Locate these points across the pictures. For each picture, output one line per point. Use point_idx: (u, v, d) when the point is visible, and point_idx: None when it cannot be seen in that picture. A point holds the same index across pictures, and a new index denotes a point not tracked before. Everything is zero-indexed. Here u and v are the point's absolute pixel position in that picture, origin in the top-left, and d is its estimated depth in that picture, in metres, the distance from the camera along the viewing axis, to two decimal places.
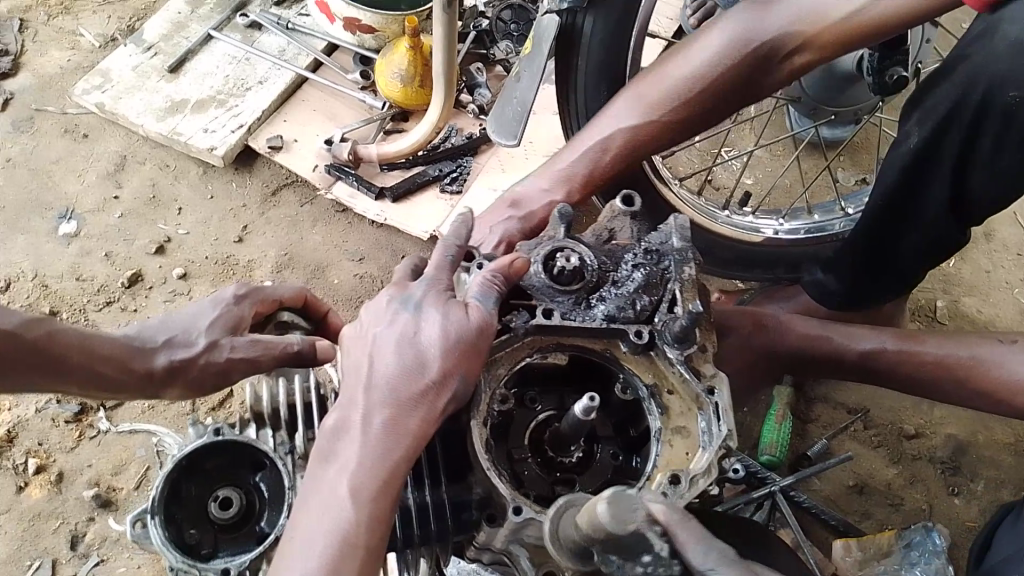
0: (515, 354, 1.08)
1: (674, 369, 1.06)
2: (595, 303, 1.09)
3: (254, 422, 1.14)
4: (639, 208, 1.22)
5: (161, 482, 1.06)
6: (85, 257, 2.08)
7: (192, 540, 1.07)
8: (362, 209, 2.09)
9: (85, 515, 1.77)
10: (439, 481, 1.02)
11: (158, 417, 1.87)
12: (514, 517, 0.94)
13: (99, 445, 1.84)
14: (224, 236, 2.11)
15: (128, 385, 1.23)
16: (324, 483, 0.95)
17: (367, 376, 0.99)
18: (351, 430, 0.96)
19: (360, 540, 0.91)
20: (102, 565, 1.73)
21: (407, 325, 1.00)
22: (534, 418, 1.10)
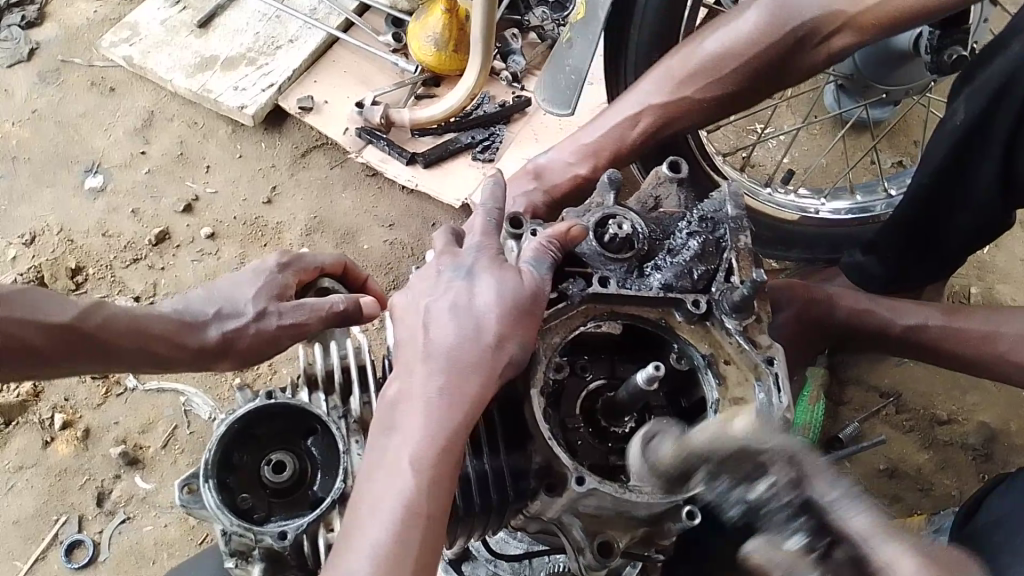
0: (570, 323, 1.03)
1: (731, 338, 1.01)
2: (648, 271, 1.06)
3: (306, 387, 1.08)
4: (686, 175, 1.18)
5: (213, 444, 0.99)
6: (112, 213, 2.05)
7: (245, 506, 0.99)
8: (393, 173, 2.06)
9: (112, 472, 1.76)
10: (498, 449, 0.99)
11: (186, 377, 1.86)
12: (578, 487, 0.92)
13: (126, 403, 1.83)
14: (253, 196, 2.08)
15: (182, 361, 1.22)
16: (383, 452, 0.93)
17: (424, 346, 0.97)
18: (408, 399, 0.95)
19: (423, 507, 0.90)
20: (128, 522, 1.72)
21: (461, 293, 0.99)
22: (585, 387, 1.05)
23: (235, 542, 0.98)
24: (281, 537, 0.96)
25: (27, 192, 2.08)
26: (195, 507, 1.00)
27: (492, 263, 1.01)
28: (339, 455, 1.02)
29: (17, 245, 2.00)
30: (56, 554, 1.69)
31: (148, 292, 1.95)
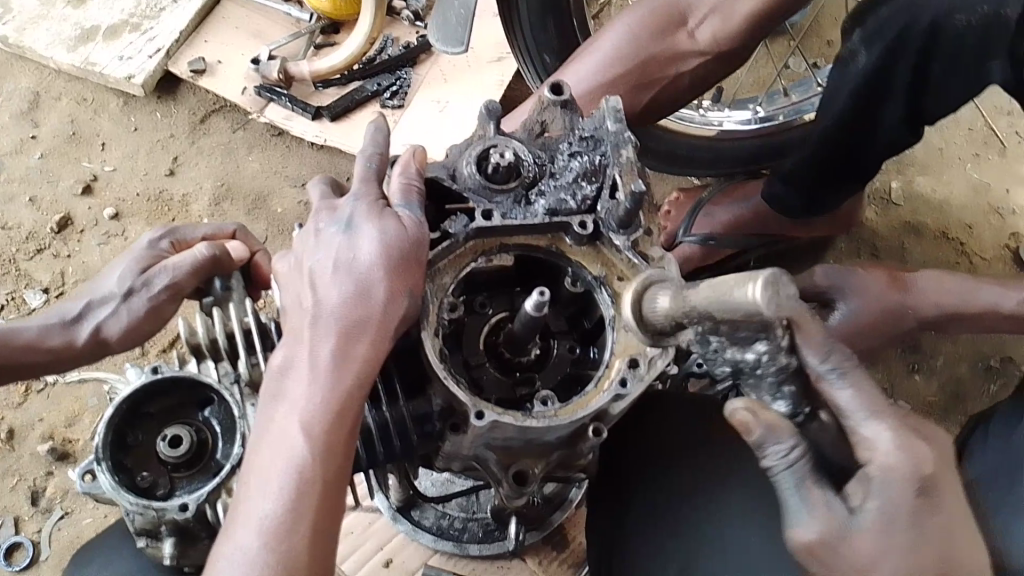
0: (459, 262, 1.05)
1: (622, 255, 1.05)
2: (534, 198, 1.07)
3: (194, 356, 1.03)
4: (569, 98, 1.15)
5: (102, 427, 0.95)
6: (8, 204, 1.95)
7: (145, 484, 0.97)
8: (299, 131, 1.99)
9: (43, 470, 1.72)
10: (397, 395, 1.01)
11: (107, 365, 1.81)
12: (478, 423, 0.94)
13: (48, 399, 1.77)
14: (155, 169, 2.00)
15: (65, 360, 1.24)
16: (274, 422, 0.90)
17: (310, 309, 0.94)
18: (298, 364, 0.91)
19: (317, 475, 0.87)
20: (67, 518, 1.69)
21: (344, 248, 0.95)
22: (486, 323, 1.10)
23: (140, 523, 0.95)
24: (184, 509, 0.94)
25: None
26: (98, 492, 0.96)
27: (376, 211, 0.96)
28: (236, 420, 0.99)
29: None
30: None
31: (56, 282, 1.87)
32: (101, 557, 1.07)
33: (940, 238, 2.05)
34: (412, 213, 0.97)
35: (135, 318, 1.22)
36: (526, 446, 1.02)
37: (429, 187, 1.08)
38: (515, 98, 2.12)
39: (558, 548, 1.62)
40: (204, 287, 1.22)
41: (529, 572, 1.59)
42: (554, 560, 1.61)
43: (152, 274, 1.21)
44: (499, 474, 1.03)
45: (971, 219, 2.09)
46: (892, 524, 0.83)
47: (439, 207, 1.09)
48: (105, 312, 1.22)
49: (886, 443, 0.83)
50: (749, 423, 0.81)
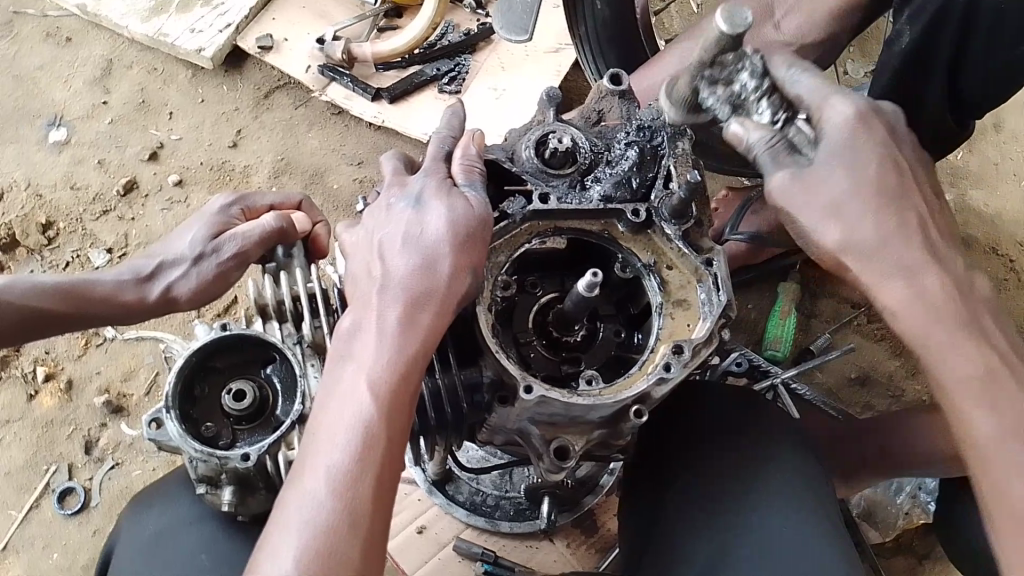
0: (514, 241, 1.08)
1: (672, 244, 1.07)
2: (589, 184, 1.10)
3: (259, 317, 1.10)
4: (627, 88, 1.19)
5: (173, 377, 1.01)
6: (78, 165, 2.03)
7: (209, 434, 1.02)
8: (359, 110, 2.04)
9: (98, 421, 1.80)
10: (449, 364, 1.05)
11: (163, 325, 1.88)
12: (527, 397, 0.99)
13: (106, 353, 1.85)
14: (218, 140, 2.06)
15: (133, 314, 1.31)
16: (340, 380, 0.95)
17: (379, 278, 0.98)
18: (365, 328, 0.96)
19: (380, 431, 0.91)
20: (118, 468, 1.76)
21: (413, 222, 1.00)
22: (536, 302, 1.13)
23: (203, 470, 1.01)
24: (246, 459, 0.99)
25: None
26: (163, 439, 1.02)
27: (448, 190, 1.01)
28: (297, 379, 1.05)
29: None
30: (49, 502, 1.74)
31: (119, 243, 1.95)
32: (159, 502, 1.13)
33: (990, 254, 2.03)
34: (477, 194, 1.01)
35: (201, 283, 1.28)
36: (570, 421, 1.06)
37: (488, 168, 1.12)
38: (569, 90, 2.15)
39: (588, 533, 1.65)
40: (268, 256, 1.28)
41: (558, 553, 1.63)
42: (584, 544, 1.64)
43: (222, 242, 1.27)
44: (541, 449, 1.07)
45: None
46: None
47: (499, 186, 1.14)
48: (175, 274, 1.29)
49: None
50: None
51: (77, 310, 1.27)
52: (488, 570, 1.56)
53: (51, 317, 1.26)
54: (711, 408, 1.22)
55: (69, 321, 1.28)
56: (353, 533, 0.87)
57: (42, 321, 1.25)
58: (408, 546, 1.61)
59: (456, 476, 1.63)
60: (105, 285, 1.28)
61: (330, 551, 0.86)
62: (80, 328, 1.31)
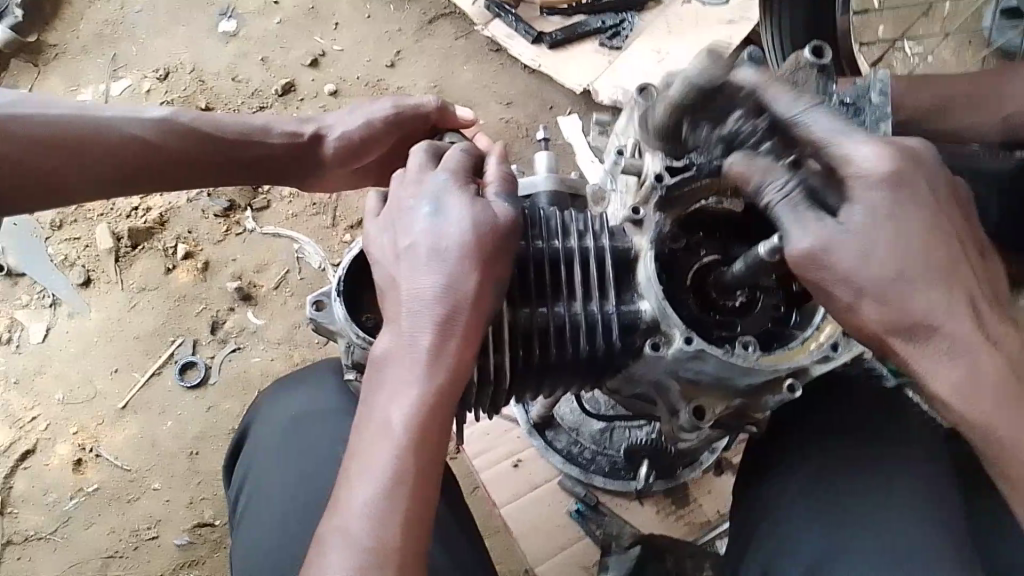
0: (693, 196, 1.04)
1: None
2: None
3: None
4: (828, 62, 1.13)
5: (348, 264, 1.05)
6: (242, 59, 2.10)
7: (369, 325, 1.06)
8: (517, 51, 2.05)
9: (227, 305, 1.88)
10: (608, 297, 1.06)
11: (300, 226, 1.96)
12: (685, 346, 0.98)
13: (244, 243, 1.94)
14: (378, 57, 2.10)
15: (276, 164, 1.29)
16: (384, 386, 0.94)
17: (405, 296, 0.95)
18: (397, 344, 0.94)
19: (415, 441, 0.91)
20: (237, 353, 1.85)
21: (433, 261, 0.94)
22: (698, 262, 1.10)
23: (358, 356, 1.05)
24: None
25: (165, 28, 2.14)
26: (323, 321, 1.06)
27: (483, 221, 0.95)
28: None
29: (151, 79, 2.08)
30: (171, 371, 1.83)
31: None
32: (305, 387, 1.18)
33: None
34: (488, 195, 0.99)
35: (358, 131, 1.27)
36: (713, 383, 1.05)
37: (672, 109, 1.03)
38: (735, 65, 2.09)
39: (679, 504, 1.65)
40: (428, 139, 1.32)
41: (644, 518, 1.63)
42: (672, 514, 1.64)
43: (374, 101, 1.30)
44: (676, 403, 1.09)
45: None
46: (885, 226, 0.81)
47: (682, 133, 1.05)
48: (332, 123, 1.29)
49: (864, 149, 0.82)
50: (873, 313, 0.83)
51: (228, 150, 1.25)
52: (580, 509, 1.62)
53: (199, 153, 1.23)
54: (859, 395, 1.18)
55: (210, 164, 1.25)
56: (396, 541, 0.88)
57: (190, 154, 1.23)
58: (502, 479, 1.66)
59: (557, 423, 1.64)
60: (260, 126, 1.29)
61: (383, 528, 0.88)
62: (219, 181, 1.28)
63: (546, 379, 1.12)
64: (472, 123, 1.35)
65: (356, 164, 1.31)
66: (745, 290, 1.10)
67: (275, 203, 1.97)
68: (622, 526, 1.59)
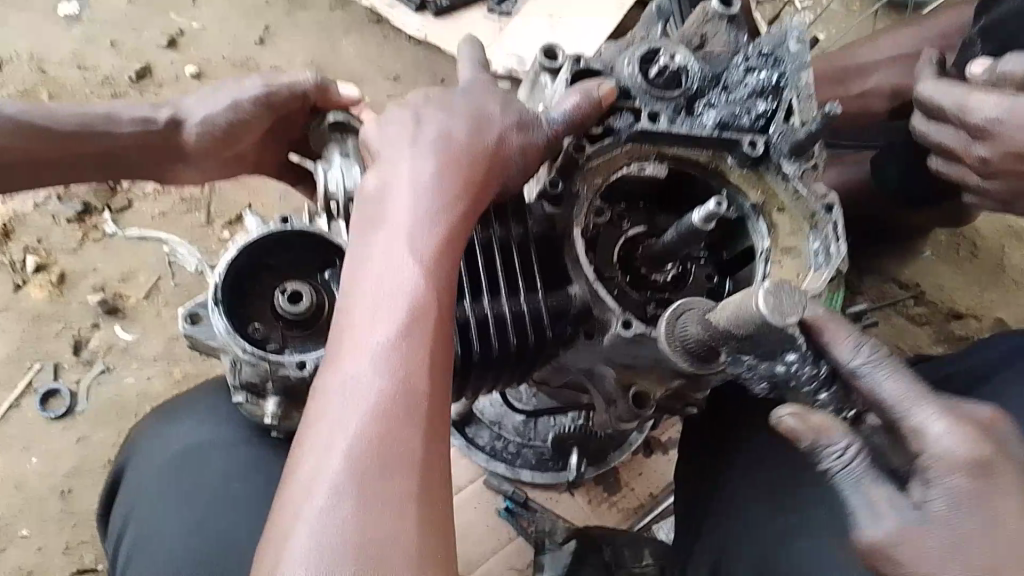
0: (613, 163, 0.95)
1: (787, 184, 0.96)
2: (700, 110, 0.96)
3: (324, 214, 0.94)
4: (737, 13, 1.05)
5: (222, 271, 0.86)
6: (88, 43, 1.86)
7: (258, 337, 0.89)
8: (402, 23, 1.90)
9: (90, 321, 1.66)
10: (535, 285, 0.92)
11: (170, 227, 1.75)
12: (624, 332, 0.89)
13: (105, 250, 1.71)
14: (246, 35, 1.91)
15: (136, 156, 1.11)
16: (376, 256, 0.73)
17: (422, 152, 0.77)
18: (400, 200, 0.75)
19: (430, 329, 0.70)
20: (108, 374, 1.64)
21: (456, 135, 0.79)
22: (624, 236, 1.01)
23: (248, 375, 0.86)
24: (302, 368, 0.83)
25: None
26: (201, 337, 0.89)
27: (478, 140, 0.79)
28: None
29: None
30: (31, 402, 1.60)
31: None
32: (186, 417, 1.00)
33: None
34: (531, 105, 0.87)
35: (224, 116, 1.08)
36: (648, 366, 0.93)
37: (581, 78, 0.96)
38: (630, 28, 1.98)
39: (611, 491, 1.58)
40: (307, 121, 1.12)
41: (576, 508, 1.56)
42: (605, 502, 1.58)
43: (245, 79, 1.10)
44: (616, 394, 0.98)
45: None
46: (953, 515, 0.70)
47: None
48: (196, 107, 1.10)
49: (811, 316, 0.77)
50: (794, 428, 0.73)
51: (70, 148, 1.06)
52: (509, 507, 1.51)
53: (40, 152, 1.04)
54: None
55: (51, 164, 1.06)
56: (392, 457, 0.65)
57: (25, 155, 1.03)
58: None
59: (478, 418, 1.52)
60: (105, 114, 1.09)
61: (388, 438, 0.65)
62: (62, 179, 1.10)
63: (472, 378, 0.98)
64: (356, 100, 1.10)
65: (225, 151, 1.13)
66: (677, 262, 1.00)
67: (138, 203, 1.75)
68: (554, 521, 1.50)
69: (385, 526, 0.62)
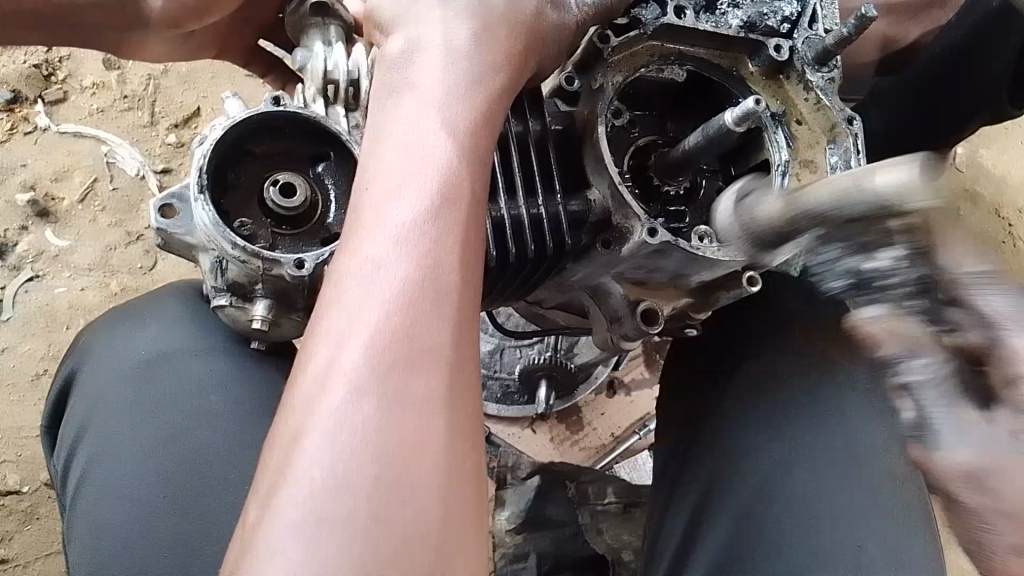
0: (634, 59, 0.88)
1: (809, 94, 0.91)
2: (725, 8, 0.90)
3: (321, 96, 0.83)
4: None
5: (206, 156, 0.75)
6: None
7: (243, 234, 0.79)
8: None
9: (18, 223, 1.51)
10: (552, 187, 0.88)
11: (109, 124, 1.59)
12: (651, 240, 0.83)
13: (36, 145, 1.55)
14: None
15: (92, 20, 0.97)
16: (401, 129, 0.66)
17: (452, 21, 0.70)
18: (428, 72, 0.68)
19: (462, 209, 0.64)
20: (37, 282, 1.49)
21: (490, 7, 0.72)
22: (635, 142, 0.94)
23: (234, 275, 0.77)
24: (300, 268, 0.75)
25: None
26: (175, 230, 0.79)
27: (511, 10, 0.72)
28: None
29: None
30: None
31: None
32: (148, 319, 0.90)
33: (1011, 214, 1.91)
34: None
35: None
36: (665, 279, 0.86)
37: None
38: None
39: (574, 428, 1.54)
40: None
41: (539, 443, 1.52)
42: (567, 440, 1.54)
43: None
44: (622, 311, 0.94)
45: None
46: None
47: None
48: None
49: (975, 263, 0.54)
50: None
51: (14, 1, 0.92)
52: None
53: None
54: (798, 295, 1.04)
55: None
56: (422, 344, 0.58)
57: None
58: None
59: None
60: None
61: (417, 324, 0.59)
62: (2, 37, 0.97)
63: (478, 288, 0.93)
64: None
65: (194, 23, 0.99)
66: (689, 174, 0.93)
67: (74, 96, 1.59)
68: (518, 456, 1.46)
69: (413, 420, 0.56)
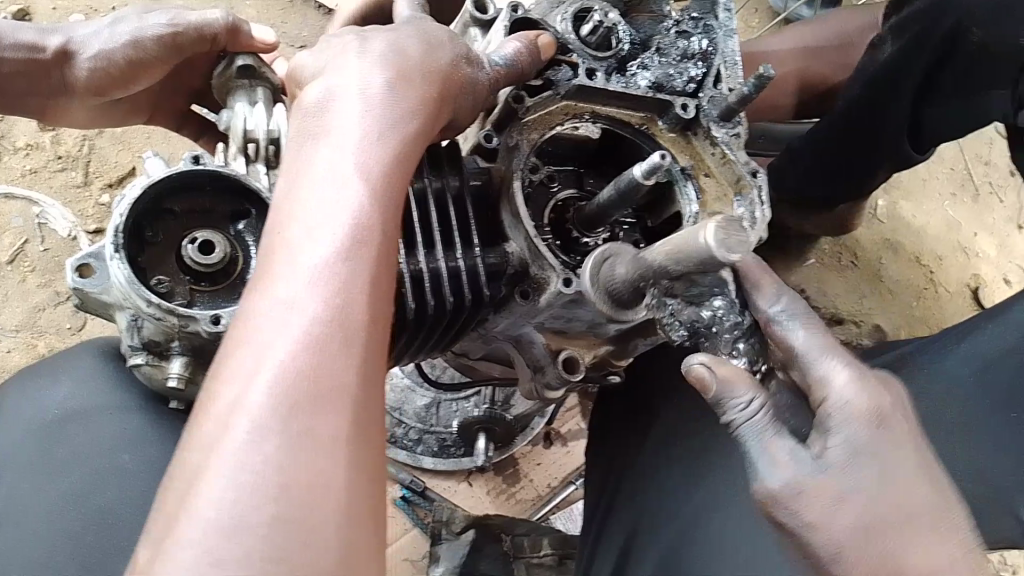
0: (548, 118, 0.92)
1: (714, 148, 0.95)
2: (633, 70, 0.95)
3: (242, 155, 0.85)
4: None
5: (121, 213, 0.76)
6: None
7: (161, 290, 0.79)
8: None
9: None
10: (470, 241, 0.90)
11: (40, 185, 1.59)
12: (564, 289, 0.86)
13: None
14: None
15: (18, 84, 0.99)
16: (315, 173, 0.67)
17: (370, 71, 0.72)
18: (343, 119, 0.70)
19: (371, 255, 0.65)
20: None
21: (409, 58, 0.74)
22: (555, 197, 0.97)
23: (149, 332, 0.78)
24: (216, 323, 0.76)
25: None
26: (93, 288, 0.79)
27: (430, 61, 0.75)
28: None
29: None
30: None
31: None
32: (66, 377, 0.89)
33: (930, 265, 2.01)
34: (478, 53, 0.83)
35: (121, 52, 0.97)
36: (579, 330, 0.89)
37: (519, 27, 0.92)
38: None
39: (509, 482, 1.55)
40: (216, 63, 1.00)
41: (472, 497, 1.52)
42: (503, 493, 1.54)
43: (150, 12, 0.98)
44: (545, 360, 0.96)
45: (973, 249, 2.03)
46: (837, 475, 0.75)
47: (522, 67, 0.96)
48: (90, 38, 0.98)
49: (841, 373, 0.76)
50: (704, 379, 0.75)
51: None
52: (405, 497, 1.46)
53: None
54: None
55: None
56: (327, 387, 0.60)
57: None
58: None
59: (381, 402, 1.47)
60: None
61: (322, 367, 0.60)
62: None
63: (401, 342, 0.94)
64: (273, 45, 1.01)
65: (118, 91, 1.01)
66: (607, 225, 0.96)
67: (6, 157, 1.59)
68: (452, 511, 1.44)
69: (313, 463, 0.57)
